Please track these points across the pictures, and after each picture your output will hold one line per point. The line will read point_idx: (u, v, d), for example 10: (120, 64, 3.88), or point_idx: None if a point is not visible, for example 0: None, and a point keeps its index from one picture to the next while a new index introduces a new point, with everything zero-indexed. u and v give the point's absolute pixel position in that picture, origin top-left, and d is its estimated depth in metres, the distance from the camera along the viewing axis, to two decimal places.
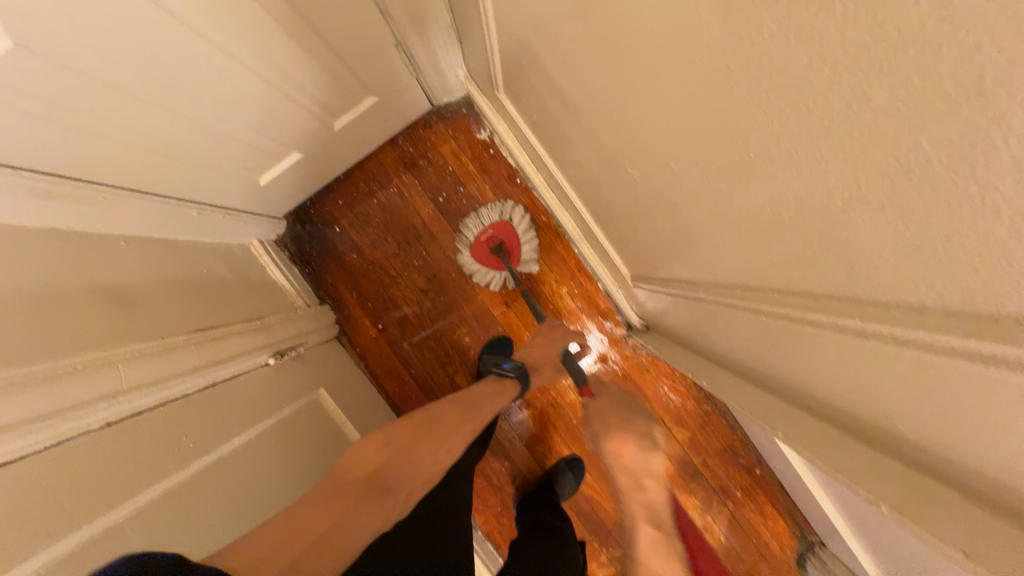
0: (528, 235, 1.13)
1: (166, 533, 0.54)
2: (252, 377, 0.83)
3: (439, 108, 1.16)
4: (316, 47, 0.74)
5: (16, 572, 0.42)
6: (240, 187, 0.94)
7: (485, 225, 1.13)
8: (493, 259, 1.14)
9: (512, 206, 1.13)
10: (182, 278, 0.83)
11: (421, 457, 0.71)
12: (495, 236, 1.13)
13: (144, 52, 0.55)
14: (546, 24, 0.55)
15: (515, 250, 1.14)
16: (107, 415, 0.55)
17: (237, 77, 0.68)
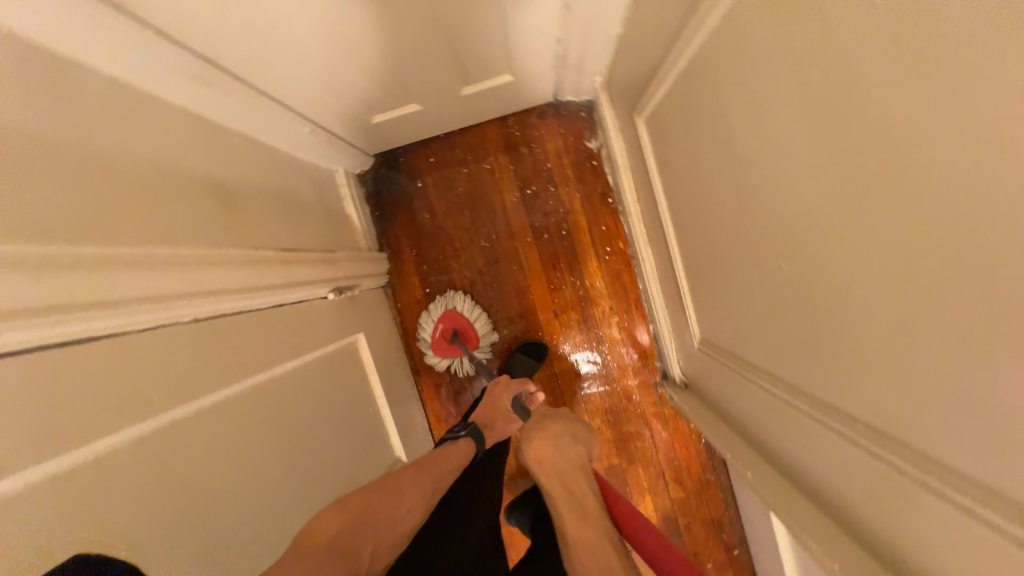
0: (475, 313, 1.15)
1: (216, 435, 0.57)
2: (313, 307, 0.84)
3: (559, 104, 1.14)
4: (486, 16, 0.73)
5: (105, 441, 0.44)
6: (351, 118, 0.94)
7: (434, 321, 1.16)
8: (453, 348, 1.16)
9: (453, 294, 1.16)
10: (277, 190, 0.84)
11: (383, 523, 0.64)
12: (446, 329, 1.15)
13: None
14: (731, 88, 0.54)
15: (470, 331, 1.15)
16: (196, 312, 0.57)
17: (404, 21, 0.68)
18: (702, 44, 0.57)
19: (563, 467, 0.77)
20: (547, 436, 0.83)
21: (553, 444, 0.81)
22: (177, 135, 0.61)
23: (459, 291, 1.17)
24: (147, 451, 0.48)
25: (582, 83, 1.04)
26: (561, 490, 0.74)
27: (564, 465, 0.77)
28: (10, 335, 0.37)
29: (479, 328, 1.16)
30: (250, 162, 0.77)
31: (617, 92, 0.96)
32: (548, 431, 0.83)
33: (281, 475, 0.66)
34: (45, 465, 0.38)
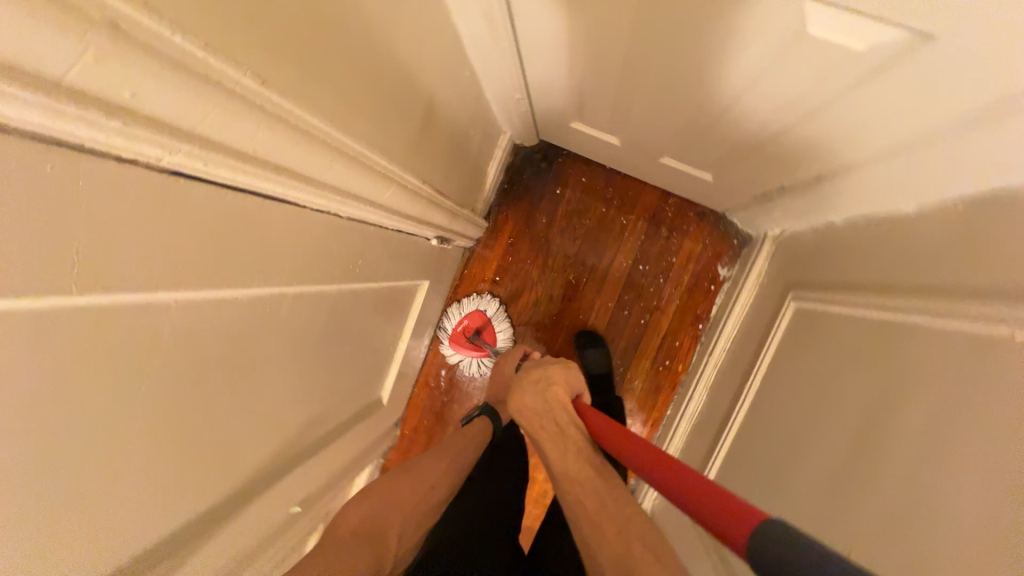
0: (502, 322, 1.19)
1: (298, 318, 0.58)
2: (415, 245, 0.85)
3: (722, 219, 1.13)
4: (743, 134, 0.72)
5: (231, 290, 0.43)
6: (557, 110, 0.94)
7: (462, 314, 1.20)
8: (470, 347, 1.19)
9: (489, 298, 1.20)
10: (461, 131, 0.84)
11: (397, 496, 0.70)
12: (470, 326, 1.19)
13: (677, 33, 0.54)
14: (914, 374, 0.53)
15: (491, 335, 1.19)
16: (357, 213, 0.57)
17: (683, 89, 0.67)
18: (920, 317, 0.55)
19: (545, 411, 0.71)
20: (523, 383, 0.76)
21: (531, 390, 0.74)
22: (434, 51, 0.61)
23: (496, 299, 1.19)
24: (252, 310, 0.48)
25: (758, 223, 1.02)
26: (548, 434, 0.69)
27: (544, 410, 0.71)
28: (240, 178, 0.37)
29: (498, 333, 1.19)
30: (461, 97, 0.77)
31: (786, 258, 0.94)
32: (527, 378, 0.77)
33: (305, 379, 0.68)
34: (184, 293, 0.38)
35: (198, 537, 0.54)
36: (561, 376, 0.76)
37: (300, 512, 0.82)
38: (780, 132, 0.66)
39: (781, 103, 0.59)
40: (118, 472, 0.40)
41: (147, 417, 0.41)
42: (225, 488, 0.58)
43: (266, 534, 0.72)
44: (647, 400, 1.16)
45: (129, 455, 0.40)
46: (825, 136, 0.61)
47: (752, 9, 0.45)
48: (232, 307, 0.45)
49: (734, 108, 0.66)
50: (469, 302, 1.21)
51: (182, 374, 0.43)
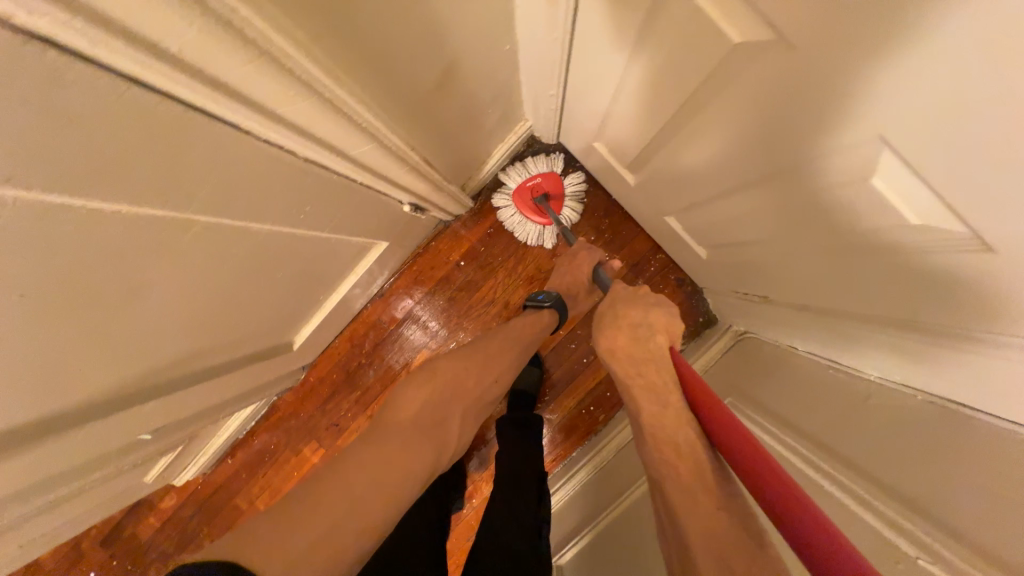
0: (575, 195, 1.09)
1: (205, 250, 0.49)
2: (383, 205, 0.75)
3: (699, 293, 1.11)
4: (751, 233, 0.69)
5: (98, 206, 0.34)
6: (588, 124, 0.87)
7: (538, 170, 1.05)
8: (534, 208, 1.08)
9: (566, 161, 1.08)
10: (480, 104, 0.75)
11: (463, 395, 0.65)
12: (542, 186, 1.07)
13: (740, 111, 0.49)
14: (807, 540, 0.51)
15: (557, 204, 1.09)
16: (317, 159, 0.48)
17: (717, 167, 0.63)
18: (827, 485, 0.53)
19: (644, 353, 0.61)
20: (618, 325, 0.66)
21: (630, 334, 0.64)
22: (474, 11, 0.52)
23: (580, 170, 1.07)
24: (136, 232, 0.39)
25: (729, 312, 1.00)
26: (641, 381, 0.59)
27: (646, 356, 0.61)
28: (143, 75, 0.27)
29: (564, 210, 1.10)
30: (491, 70, 0.68)
31: (740, 359, 0.93)
32: (625, 319, 0.66)
33: (199, 310, 0.59)
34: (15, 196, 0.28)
35: None
36: (662, 323, 0.65)
37: (154, 436, 0.74)
38: (790, 250, 0.63)
39: (805, 224, 0.55)
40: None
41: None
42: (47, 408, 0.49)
43: (99, 453, 0.63)
44: (566, 428, 1.14)
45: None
46: (828, 272, 0.59)
47: (826, 121, 0.40)
48: (102, 228, 0.35)
49: (758, 203, 0.61)
50: (539, 160, 1.07)
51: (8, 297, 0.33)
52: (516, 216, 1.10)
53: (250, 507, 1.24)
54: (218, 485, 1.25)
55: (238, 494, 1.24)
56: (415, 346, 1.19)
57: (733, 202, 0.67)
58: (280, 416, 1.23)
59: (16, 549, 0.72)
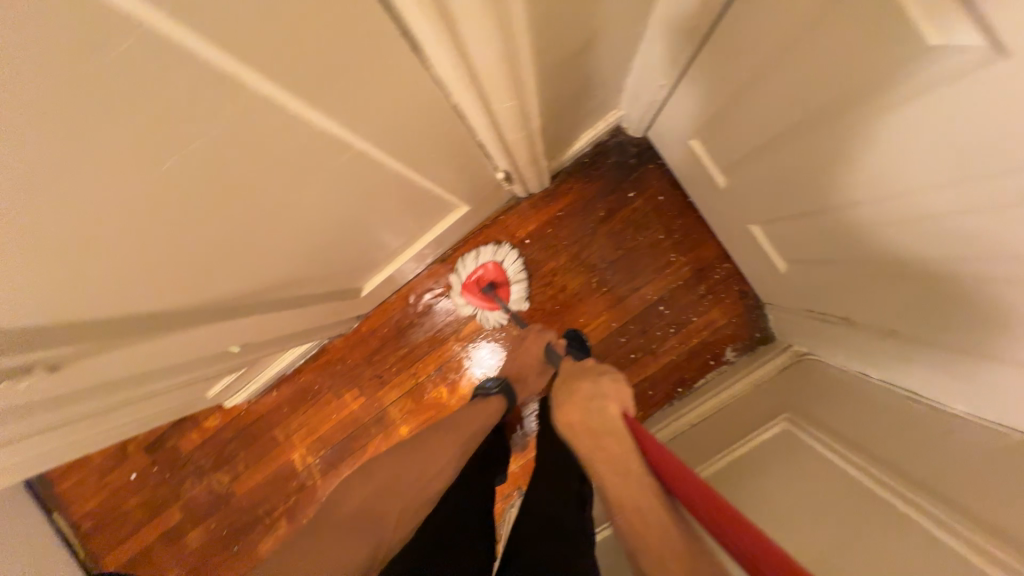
0: (518, 279, 1.15)
1: (349, 174, 0.51)
2: (483, 168, 0.78)
3: (760, 308, 1.10)
4: (840, 253, 0.69)
5: (298, 104, 0.36)
6: (688, 120, 0.87)
7: (477, 265, 1.15)
8: (483, 298, 1.16)
9: (504, 249, 1.16)
10: (591, 81, 0.76)
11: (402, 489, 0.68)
12: (485, 277, 1.16)
13: (865, 130, 0.49)
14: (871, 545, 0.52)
15: (506, 288, 1.16)
16: (467, 103, 0.50)
17: (820, 184, 0.63)
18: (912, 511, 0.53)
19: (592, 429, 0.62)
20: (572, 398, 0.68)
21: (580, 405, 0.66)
22: None
23: (516, 252, 1.15)
24: (311, 140, 0.41)
25: (793, 330, 0.99)
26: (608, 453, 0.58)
27: (602, 428, 0.62)
28: None
29: (513, 292, 1.16)
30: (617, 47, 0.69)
31: (797, 378, 0.93)
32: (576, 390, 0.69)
33: (315, 236, 0.62)
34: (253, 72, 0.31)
35: (135, 336, 0.49)
36: (612, 388, 0.68)
37: (239, 351, 0.78)
38: (887, 273, 0.63)
39: (914, 247, 0.55)
40: (91, 240, 0.33)
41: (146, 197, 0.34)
42: (189, 302, 0.52)
43: (200, 355, 0.68)
44: None
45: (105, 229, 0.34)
46: (931, 300, 0.58)
47: (974, 145, 0.40)
48: (294, 127, 0.38)
49: (856, 224, 0.61)
50: (476, 255, 1.17)
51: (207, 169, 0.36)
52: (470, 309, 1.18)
53: (288, 440, 1.29)
54: (260, 415, 1.31)
55: (278, 427, 1.30)
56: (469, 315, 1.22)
57: (827, 219, 0.67)
58: (328, 359, 1.27)
59: (101, 432, 0.77)
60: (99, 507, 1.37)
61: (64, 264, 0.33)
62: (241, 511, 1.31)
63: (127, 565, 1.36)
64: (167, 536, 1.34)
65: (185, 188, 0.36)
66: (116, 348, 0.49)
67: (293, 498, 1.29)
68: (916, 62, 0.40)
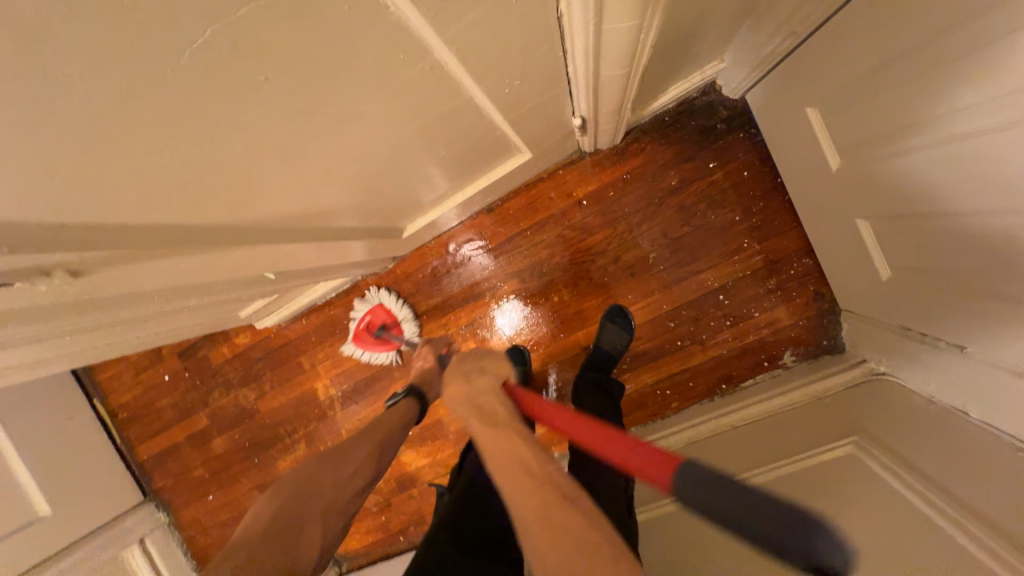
0: (405, 314, 1.18)
1: (421, 90, 0.43)
2: (559, 109, 0.67)
3: (835, 314, 0.98)
4: (969, 271, 0.58)
5: None
6: (808, 82, 0.73)
7: (361, 313, 1.21)
8: (376, 342, 1.19)
9: (382, 292, 1.20)
10: (708, 16, 0.63)
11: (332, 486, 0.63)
12: (373, 322, 1.20)
13: None
14: None
15: (397, 328, 1.20)
16: (576, 17, 0.39)
17: (964, 187, 0.51)
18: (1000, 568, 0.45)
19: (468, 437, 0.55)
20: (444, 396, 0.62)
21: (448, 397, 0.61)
22: None
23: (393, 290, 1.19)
24: (385, 34, 0.33)
25: (872, 344, 0.88)
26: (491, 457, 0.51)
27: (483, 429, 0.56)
28: None
29: (405, 330, 1.19)
30: None
31: (870, 397, 0.83)
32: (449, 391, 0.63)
33: (366, 162, 0.55)
34: None
35: (167, 250, 0.45)
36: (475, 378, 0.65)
37: (275, 277, 0.74)
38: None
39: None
40: (113, 122, 0.27)
41: (178, 73, 0.26)
42: (226, 219, 0.47)
43: (236, 277, 0.64)
44: (640, 399, 1.10)
45: (126, 112, 0.27)
46: None
47: None
48: (368, 13, 0.30)
49: (1000, 239, 0.49)
50: (358, 306, 1.22)
51: (254, 51, 0.28)
52: (372, 355, 1.20)
53: (312, 369, 1.30)
54: (289, 339, 1.31)
55: (303, 354, 1.31)
56: (508, 274, 1.14)
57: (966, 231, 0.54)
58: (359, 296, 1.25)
59: (132, 339, 0.76)
60: (135, 400, 1.44)
61: (78, 146, 0.27)
62: (264, 428, 1.36)
63: (158, 456, 1.45)
64: (194, 437, 1.42)
65: (225, 76, 0.29)
66: (144, 259, 0.44)
67: (312, 424, 1.32)
68: None
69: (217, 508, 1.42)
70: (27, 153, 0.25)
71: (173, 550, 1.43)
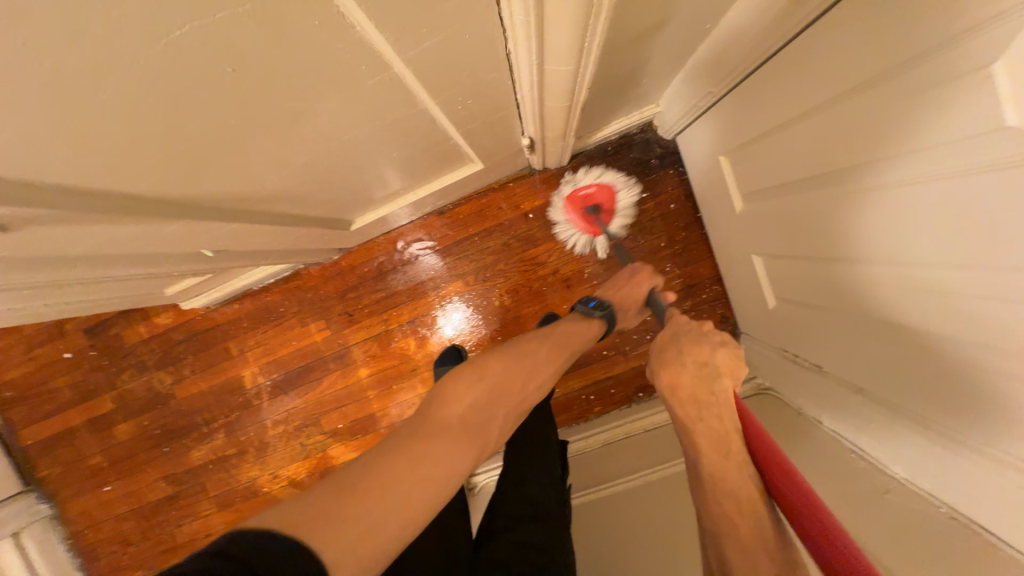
0: (626, 212, 1.08)
1: (379, 97, 0.47)
2: (510, 129, 0.74)
3: (736, 336, 1.13)
4: (828, 303, 0.72)
5: (352, 12, 0.33)
6: (723, 134, 0.85)
7: (594, 181, 1.06)
8: (584, 218, 1.07)
9: (628, 179, 1.07)
10: (643, 66, 0.73)
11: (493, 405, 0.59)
12: (595, 197, 1.06)
13: (892, 183, 0.51)
14: None
15: (610, 216, 1.08)
16: (522, 57, 0.46)
17: (833, 232, 0.64)
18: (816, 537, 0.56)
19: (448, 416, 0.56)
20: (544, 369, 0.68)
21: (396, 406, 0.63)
22: None
23: (634, 182, 1.07)
24: (351, 50, 0.37)
25: (761, 364, 1.03)
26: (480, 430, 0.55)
27: None
28: None
29: (615, 221, 1.08)
30: (677, 35, 0.65)
31: (755, 410, 0.97)
32: None
33: (317, 153, 0.57)
34: None
35: (100, 216, 0.44)
36: None
37: (213, 256, 0.74)
38: (867, 330, 0.65)
39: (910, 315, 0.55)
40: (65, 89, 0.28)
41: (140, 56, 0.29)
42: (168, 192, 0.48)
43: (170, 251, 0.63)
44: (568, 402, 1.18)
45: (81, 84, 0.29)
46: (898, 367, 0.61)
47: (990, 223, 0.41)
48: (338, 32, 0.35)
49: (866, 280, 0.61)
50: (601, 172, 1.07)
51: (221, 48, 0.31)
52: (568, 224, 1.10)
53: (241, 356, 1.25)
54: (218, 323, 1.26)
55: (233, 340, 1.26)
56: (452, 276, 1.19)
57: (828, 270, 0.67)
58: (299, 285, 1.23)
59: (41, 307, 0.71)
60: (26, 378, 1.30)
61: (25, 106, 0.28)
62: (180, 415, 1.28)
63: (47, 442, 1.31)
64: (95, 422, 1.30)
65: (189, 64, 0.31)
66: (74, 223, 0.43)
67: (235, 412, 1.27)
68: (953, 125, 0.41)
69: (113, 502, 1.31)
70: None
71: (53, 547, 1.30)
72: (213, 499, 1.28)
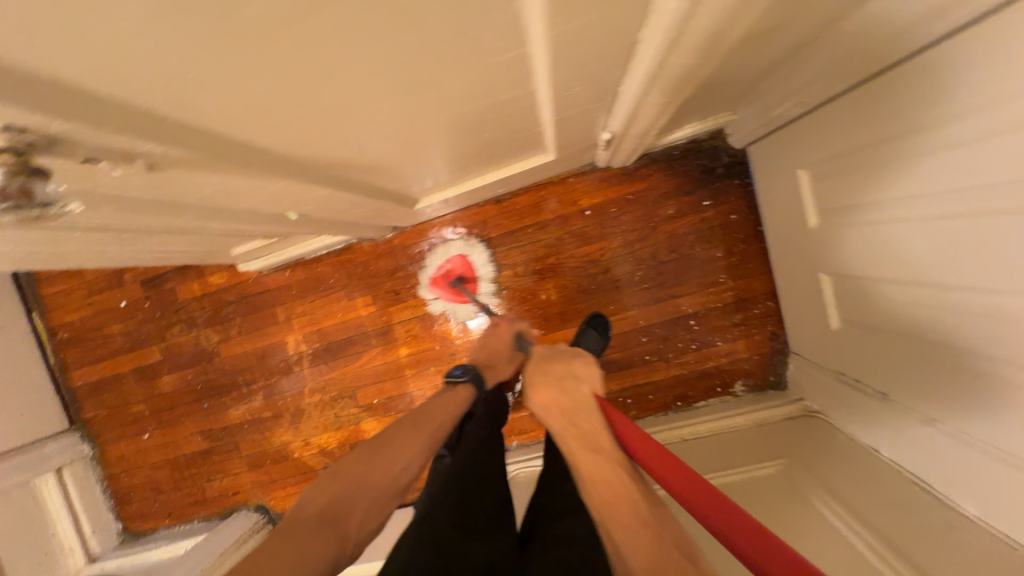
0: (485, 275, 1.19)
1: (503, 75, 0.48)
2: (595, 122, 0.74)
3: (783, 355, 1.11)
4: (898, 329, 0.70)
5: None
6: (804, 148, 0.84)
7: (445, 259, 1.21)
8: (451, 291, 1.19)
9: (474, 243, 1.20)
10: (740, 70, 0.72)
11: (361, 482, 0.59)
12: (454, 270, 1.20)
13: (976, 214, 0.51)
14: None
15: (472, 282, 1.19)
16: (651, 48, 0.46)
17: (911, 257, 0.63)
18: None
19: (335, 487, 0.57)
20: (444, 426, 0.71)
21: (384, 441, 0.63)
22: None
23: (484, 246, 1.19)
24: (504, 25, 0.38)
25: (809, 385, 1.01)
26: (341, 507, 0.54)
27: None
28: None
29: (482, 287, 1.20)
30: (787, 40, 0.64)
31: (798, 432, 0.95)
32: None
33: (419, 127, 0.57)
34: None
35: (225, 165, 0.46)
36: None
37: (295, 219, 0.76)
38: (933, 361, 0.64)
39: (982, 349, 0.55)
40: (255, 36, 0.29)
41: (328, 10, 0.30)
42: (284, 150, 0.49)
43: (262, 210, 0.65)
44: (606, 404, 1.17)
45: (269, 32, 0.30)
46: (963, 400, 0.60)
47: None
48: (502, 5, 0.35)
49: (941, 308, 0.60)
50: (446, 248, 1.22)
51: (397, 10, 0.32)
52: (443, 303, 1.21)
53: (287, 322, 1.28)
54: (268, 288, 1.29)
55: (280, 305, 1.29)
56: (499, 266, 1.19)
57: (905, 293, 0.66)
58: (350, 258, 1.26)
59: (126, 251, 0.74)
60: (82, 322, 1.35)
61: (223, 49, 0.30)
62: (222, 372, 1.32)
63: (96, 385, 1.37)
64: (142, 371, 1.35)
65: (365, 24, 0.32)
66: (201, 170, 0.45)
67: (275, 376, 1.30)
68: None
69: (150, 449, 1.35)
70: (180, 43, 0.28)
71: (90, 486, 1.35)
72: (244, 458, 1.31)
